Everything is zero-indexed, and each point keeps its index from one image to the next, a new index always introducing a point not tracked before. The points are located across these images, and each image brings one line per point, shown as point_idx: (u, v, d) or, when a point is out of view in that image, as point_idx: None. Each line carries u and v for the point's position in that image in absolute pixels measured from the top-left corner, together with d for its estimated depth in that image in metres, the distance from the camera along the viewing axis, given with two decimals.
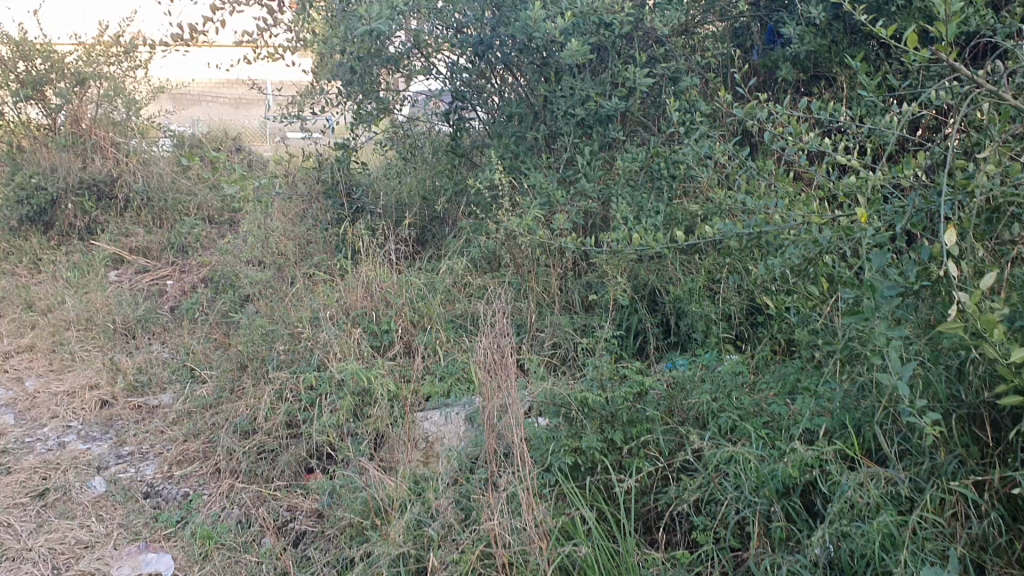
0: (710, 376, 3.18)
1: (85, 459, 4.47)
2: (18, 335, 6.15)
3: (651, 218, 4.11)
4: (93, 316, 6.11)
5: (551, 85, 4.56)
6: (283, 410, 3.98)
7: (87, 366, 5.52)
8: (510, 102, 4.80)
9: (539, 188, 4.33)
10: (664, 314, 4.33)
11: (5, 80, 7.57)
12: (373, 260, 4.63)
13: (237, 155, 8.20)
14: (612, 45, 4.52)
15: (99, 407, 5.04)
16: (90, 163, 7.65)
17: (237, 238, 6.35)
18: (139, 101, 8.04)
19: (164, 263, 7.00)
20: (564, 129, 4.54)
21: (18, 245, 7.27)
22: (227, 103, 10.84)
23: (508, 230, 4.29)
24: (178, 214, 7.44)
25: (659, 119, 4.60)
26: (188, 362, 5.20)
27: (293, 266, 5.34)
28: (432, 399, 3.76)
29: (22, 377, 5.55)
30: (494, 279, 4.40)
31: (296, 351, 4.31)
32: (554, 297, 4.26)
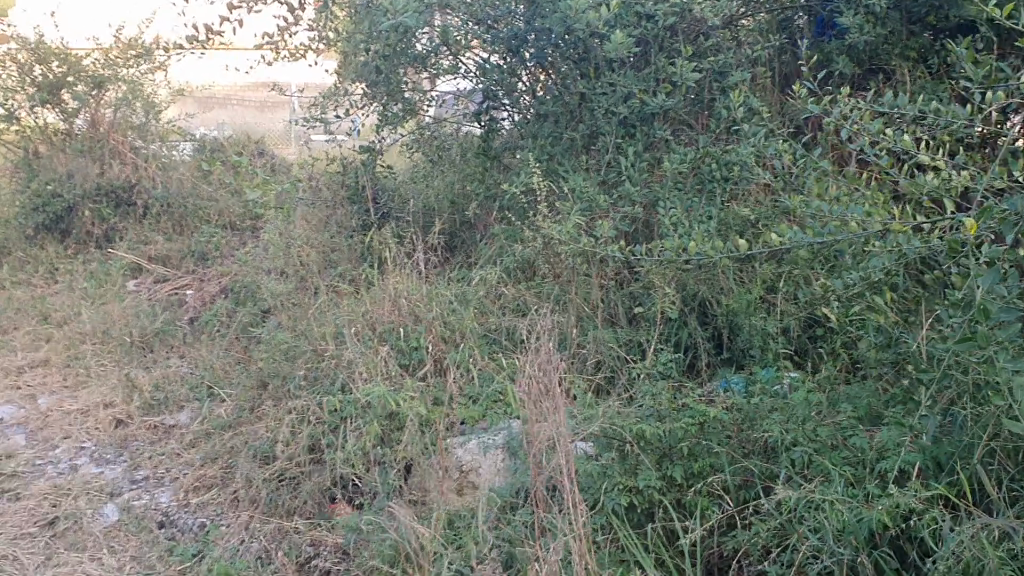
0: (780, 406, 2.88)
1: (97, 485, 4.19)
2: (33, 348, 5.92)
3: (703, 226, 3.80)
4: (110, 329, 5.87)
5: (591, 81, 4.23)
6: (306, 434, 3.70)
7: (102, 383, 5.27)
8: (544, 100, 4.48)
9: (579, 192, 3.98)
10: (716, 327, 4.02)
11: (21, 84, 7.34)
12: (401, 270, 4.34)
13: (260, 159, 7.95)
14: (656, 38, 4.21)
15: (113, 427, 4.78)
16: (109, 169, 7.42)
17: (259, 246, 6.09)
18: (159, 104, 7.80)
19: (184, 273, 6.75)
20: (604, 128, 4.19)
21: (34, 254, 7.04)
22: (250, 107, 10.60)
23: (546, 237, 3.98)
24: (199, 220, 7.20)
25: (703, 116, 4.30)
26: (206, 378, 4.93)
27: (316, 276, 5.07)
28: (467, 422, 3.47)
29: (36, 394, 5.31)
30: (530, 290, 4.09)
31: (320, 368, 4.03)
32: (596, 310, 3.94)
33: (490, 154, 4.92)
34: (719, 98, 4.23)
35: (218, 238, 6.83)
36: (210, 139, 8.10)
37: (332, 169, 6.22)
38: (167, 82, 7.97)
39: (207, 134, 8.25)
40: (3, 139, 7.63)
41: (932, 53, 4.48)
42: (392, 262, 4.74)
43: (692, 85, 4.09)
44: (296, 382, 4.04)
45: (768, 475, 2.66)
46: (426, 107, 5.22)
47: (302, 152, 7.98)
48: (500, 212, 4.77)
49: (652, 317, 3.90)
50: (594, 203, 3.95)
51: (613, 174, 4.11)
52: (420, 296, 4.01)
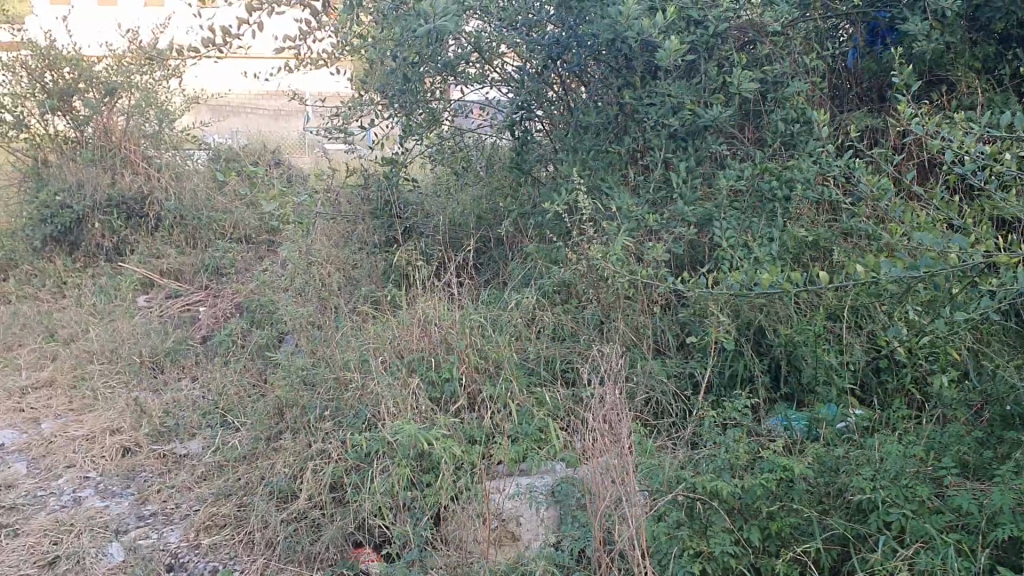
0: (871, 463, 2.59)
1: (102, 520, 3.90)
2: (38, 367, 5.64)
3: (764, 249, 3.49)
4: (118, 348, 5.59)
5: (637, 91, 3.93)
6: (328, 472, 3.38)
7: (109, 406, 4.98)
8: (585, 112, 4.20)
9: (626, 211, 3.67)
10: (773, 359, 3.70)
11: (30, 90, 7.09)
12: (431, 292, 4.03)
13: (276, 169, 7.68)
14: (708, 45, 3.92)
15: (120, 455, 4.49)
16: (120, 179, 7.16)
17: (275, 262, 5.80)
18: (173, 113, 7.54)
19: (197, 288, 6.47)
20: (652, 141, 3.89)
21: (41, 268, 6.78)
22: (267, 116, 10.34)
23: (588, 259, 3.67)
24: (212, 233, 6.92)
25: (756, 130, 4.00)
26: (219, 403, 4.63)
27: (337, 297, 4.78)
28: (505, 463, 3.15)
29: (39, 417, 5.03)
30: (570, 316, 3.78)
31: (343, 399, 3.73)
32: (643, 339, 3.62)
33: (524, 167, 4.61)
34: (775, 110, 3.92)
35: (232, 252, 6.55)
36: (226, 148, 7.84)
37: (353, 181, 5.93)
38: (182, 90, 7.71)
39: (222, 144, 7.98)
40: (11, 147, 7.38)
41: (1000, 65, 4.18)
42: (419, 283, 4.45)
43: (747, 96, 3.79)
44: (316, 412, 3.74)
45: (857, 536, 2.46)
46: (450, 115, 4.99)
47: (320, 162, 7.71)
48: (534, 230, 4.47)
49: (705, 348, 3.59)
50: (642, 222, 3.63)
51: (661, 190, 3.79)
52: (451, 317, 3.70)
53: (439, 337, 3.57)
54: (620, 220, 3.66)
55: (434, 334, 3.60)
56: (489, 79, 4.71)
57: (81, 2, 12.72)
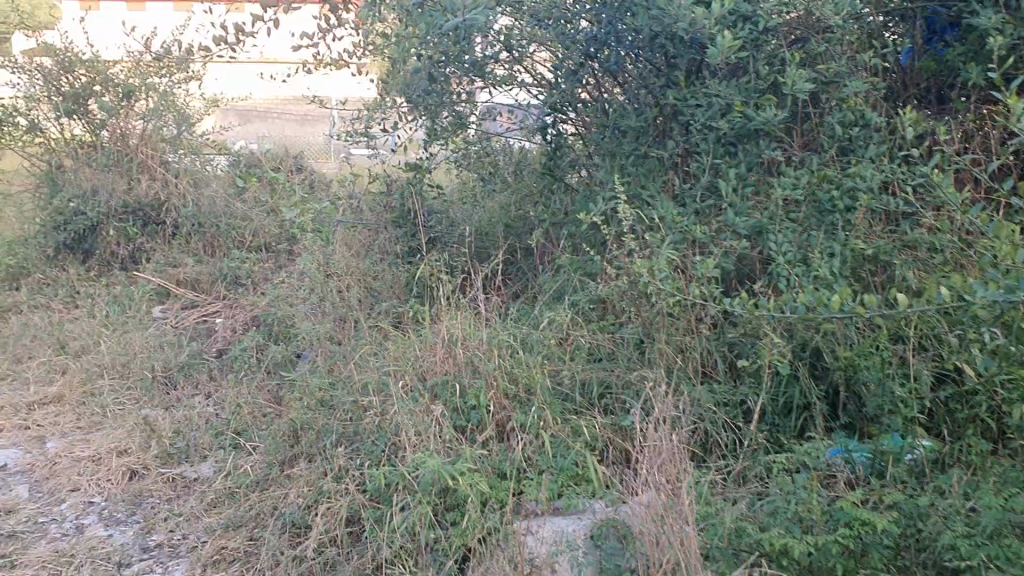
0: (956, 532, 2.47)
1: (103, 550, 3.63)
2: (47, 382, 5.41)
3: (824, 265, 3.15)
4: (130, 361, 5.34)
5: (681, 91, 3.62)
6: (343, 504, 3.08)
7: (119, 424, 4.74)
8: (624, 114, 3.89)
9: (670, 221, 3.35)
10: (831, 384, 3.38)
11: (45, 93, 6.90)
12: (456, 309, 3.74)
13: (298, 175, 7.42)
14: (759, 41, 3.59)
15: (126, 479, 4.22)
16: (136, 185, 6.94)
17: (295, 272, 5.53)
18: (193, 117, 7.31)
19: (214, 298, 6.22)
20: (698, 145, 3.57)
21: (55, 276, 6.57)
22: (291, 120, 10.11)
23: (629, 273, 3.35)
24: (231, 241, 6.67)
25: (811, 134, 3.68)
26: (232, 424, 4.36)
27: (358, 311, 4.50)
28: (537, 502, 2.83)
29: (45, 435, 4.78)
30: (608, 336, 3.47)
31: (360, 423, 3.44)
32: (688, 361, 3.30)
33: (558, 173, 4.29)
34: (833, 112, 3.59)
35: (251, 261, 6.29)
36: (246, 153, 7.60)
37: (376, 188, 5.65)
38: (202, 93, 7.48)
39: (244, 149, 7.74)
40: (26, 152, 7.18)
41: None
42: (445, 298, 4.15)
43: (803, 96, 3.46)
44: (331, 437, 3.44)
45: None
46: (475, 117, 4.73)
47: (343, 169, 7.45)
48: (568, 241, 4.16)
49: (758, 371, 3.27)
50: (688, 233, 3.30)
51: (709, 199, 3.47)
52: (479, 336, 3.39)
53: (466, 359, 3.27)
54: (665, 232, 3.35)
55: (459, 355, 3.29)
56: (519, 81, 4.44)
57: (107, 8, 12.62)
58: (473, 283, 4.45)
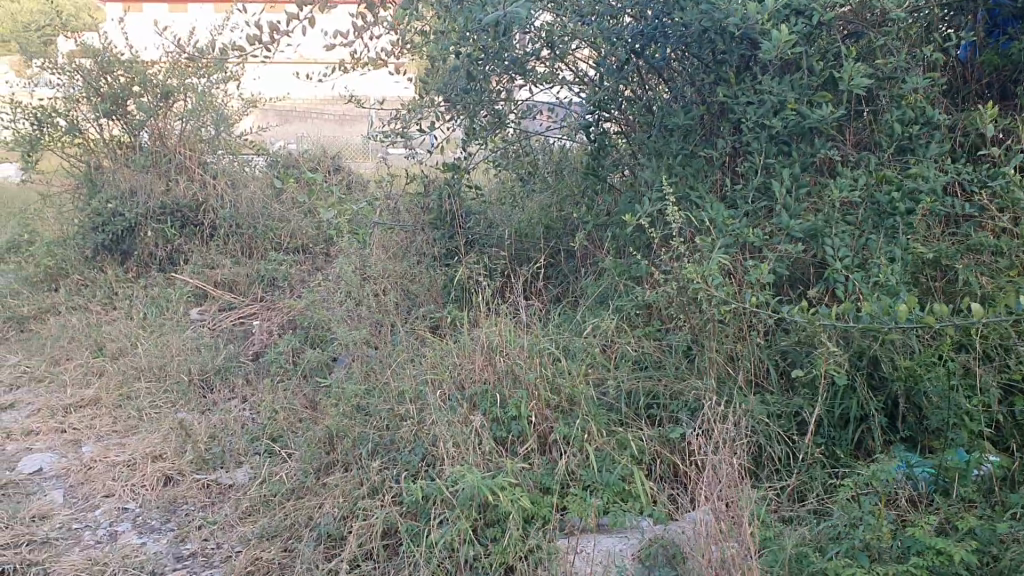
0: None
1: (136, 559, 3.55)
2: (84, 384, 5.37)
3: (886, 270, 2.98)
4: (166, 364, 5.29)
5: (731, 88, 3.47)
6: (378, 516, 2.95)
7: (155, 428, 4.68)
8: (670, 112, 3.74)
9: (720, 224, 3.19)
10: (890, 396, 3.20)
11: (84, 94, 6.82)
12: (496, 314, 3.62)
13: (336, 175, 7.35)
14: (813, 36, 3.43)
15: (161, 485, 4.15)
16: (174, 186, 6.91)
17: (331, 273, 5.45)
18: (230, 117, 7.25)
19: (251, 299, 6.16)
20: (749, 145, 3.41)
21: (93, 278, 6.55)
22: (328, 120, 10.05)
23: (677, 279, 3.21)
24: (269, 243, 6.61)
25: (868, 132, 3.50)
26: (267, 429, 4.28)
27: (395, 315, 4.40)
28: (582, 519, 2.71)
29: (81, 439, 4.73)
30: (654, 343, 3.32)
31: (397, 432, 3.33)
32: (740, 371, 3.14)
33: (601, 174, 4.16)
34: (891, 109, 3.42)
35: (288, 262, 6.22)
36: (284, 153, 7.54)
37: (414, 189, 5.55)
38: (240, 93, 7.42)
39: (281, 149, 7.69)
40: (65, 153, 7.16)
41: None
42: (485, 302, 4.04)
43: (860, 92, 3.29)
44: (368, 446, 3.34)
45: None
46: (516, 116, 4.66)
47: (381, 168, 7.36)
48: (612, 243, 4.02)
49: (813, 382, 3.12)
50: (740, 236, 3.15)
51: (760, 200, 3.31)
52: (520, 343, 3.27)
53: (506, 367, 3.14)
54: (715, 235, 3.20)
55: (500, 363, 3.17)
56: (561, 79, 4.34)
57: (147, 7, 12.66)
58: (514, 286, 4.33)
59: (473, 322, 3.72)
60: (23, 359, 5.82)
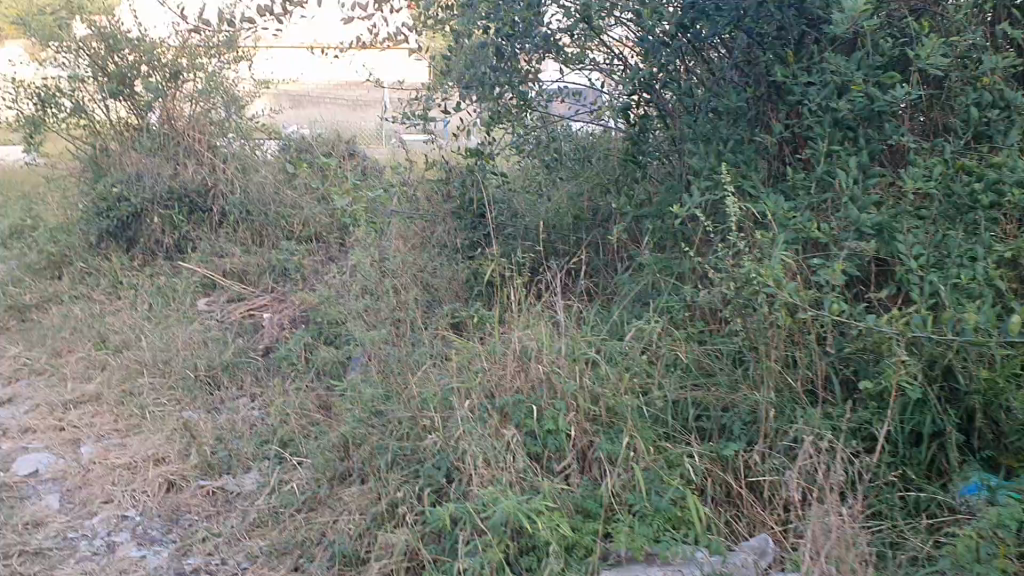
0: None
1: (134, 572, 3.27)
2: (85, 379, 5.10)
3: (968, 273, 2.67)
4: (172, 359, 5.01)
5: (790, 67, 3.14)
6: (399, 538, 2.65)
7: (158, 428, 4.40)
8: (719, 94, 3.42)
9: (780, 218, 2.88)
10: (966, 409, 2.83)
11: (90, 73, 6.55)
12: (527, 315, 3.31)
13: (350, 161, 7.05)
14: (882, 10, 3.10)
15: (163, 491, 3.87)
16: (183, 170, 6.62)
17: (346, 265, 5.15)
18: (242, 99, 6.96)
19: (261, 291, 5.87)
20: (810, 130, 3.09)
21: (97, 265, 6.28)
22: (342, 104, 9.74)
23: (731, 278, 2.89)
24: (281, 231, 6.34)
25: (938, 118, 3.18)
26: (278, 432, 3.99)
27: (416, 310, 4.10)
28: (629, 550, 2.40)
29: (80, 439, 4.46)
30: (704, 349, 3.03)
31: (419, 443, 3.03)
32: (800, 381, 2.84)
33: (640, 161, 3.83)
34: (967, 92, 3.08)
35: (301, 253, 5.93)
36: (297, 138, 7.24)
37: (434, 176, 5.25)
38: (252, 74, 7.12)
39: (294, 133, 7.39)
40: (70, 135, 6.87)
41: None
42: (512, 300, 3.73)
43: (936, 73, 2.97)
44: (387, 457, 3.04)
45: None
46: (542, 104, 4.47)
47: (397, 154, 7.06)
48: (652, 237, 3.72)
49: (881, 394, 2.80)
50: (802, 231, 2.83)
51: (823, 192, 2.99)
52: (556, 348, 2.96)
53: (542, 375, 2.84)
54: (775, 230, 2.87)
55: (534, 370, 2.87)
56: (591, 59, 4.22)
57: None
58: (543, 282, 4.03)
59: (501, 323, 3.41)
60: (23, 351, 5.56)
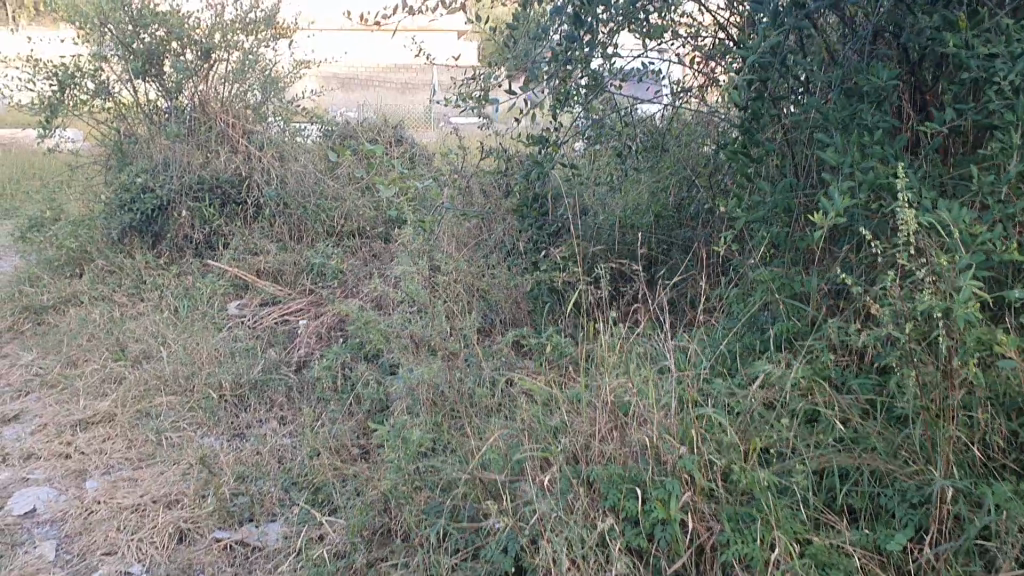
0: None
1: None
2: (98, 395, 4.51)
3: None
4: (194, 374, 4.41)
5: (962, 34, 2.42)
6: None
7: (174, 460, 3.80)
8: (857, 70, 2.71)
9: (963, 233, 2.17)
10: None
11: (114, 51, 5.94)
12: (614, 350, 2.65)
13: (398, 148, 6.44)
14: None
15: (175, 543, 3.24)
16: (214, 159, 6.02)
17: (391, 268, 4.52)
18: (280, 80, 6.36)
19: (298, 293, 5.27)
20: (991, 117, 2.37)
21: (120, 263, 5.71)
22: (390, 88, 9.13)
23: (893, 312, 2.21)
24: (321, 226, 5.76)
25: None
26: (309, 474, 3.37)
27: (472, 330, 3.44)
28: None
29: (86, 471, 3.86)
30: (851, 405, 2.35)
31: (480, 518, 2.38)
32: (987, 452, 2.13)
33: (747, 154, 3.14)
34: None
35: (340, 254, 5.32)
36: (340, 123, 6.64)
37: (491, 166, 4.59)
38: (292, 53, 6.52)
39: (337, 116, 6.78)
40: (95, 118, 6.30)
41: None
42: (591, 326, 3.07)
43: None
44: (438, 530, 2.39)
45: None
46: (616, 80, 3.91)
47: (448, 139, 6.44)
48: (764, 249, 3.03)
49: None
50: (990, 253, 2.15)
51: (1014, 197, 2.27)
52: (659, 399, 2.29)
53: (644, 440, 2.17)
54: (954, 251, 2.17)
55: (633, 432, 2.20)
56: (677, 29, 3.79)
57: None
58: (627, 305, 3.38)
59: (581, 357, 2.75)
60: (36, 359, 4.99)
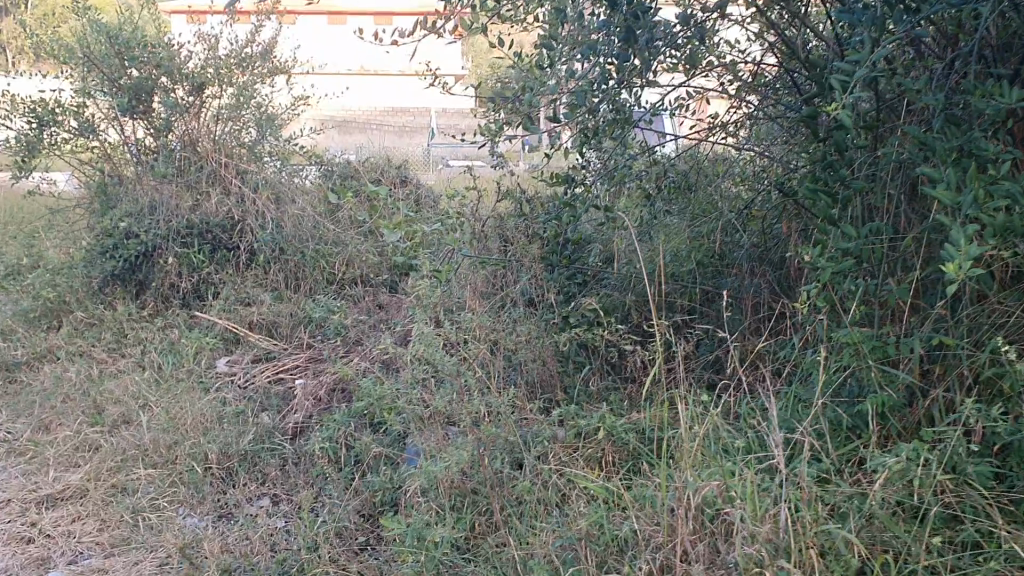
0: None
1: None
2: (69, 467, 3.96)
3: None
4: (177, 443, 3.91)
5: None
6: None
7: (152, 548, 3.28)
8: (964, 92, 2.31)
9: None
10: None
11: (98, 86, 5.48)
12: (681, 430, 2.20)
13: (403, 190, 6.05)
14: None
15: None
16: (204, 202, 5.57)
17: (399, 324, 4.08)
18: (277, 118, 5.95)
19: (294, 348, 4.81)
20: None
21: (100, 315, 5.21)
22: (389, 129, 8.75)
23: None
24: (321, 274, 5.36)
25: None
26: (308, 568, 2.88)
27: (497, 397, 2.99)
28: None
29: (50, 559, 3.33)
30: (982, 503, 2.00)
31: None
32: None
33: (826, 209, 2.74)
34: None
35: (341, 306, 4.88)
36: (340, 164, 6.23)
37: (507, 210, 4.15)
38: (290, 89, 6.11)
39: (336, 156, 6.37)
40: (75, 158, 5.82)
41: None
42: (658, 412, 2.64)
43: None
44: None
45: None
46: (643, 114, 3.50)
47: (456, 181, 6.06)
48: (845, 309, 2.62)
49: None
50: None
51: None
52: None
53: None
54: None
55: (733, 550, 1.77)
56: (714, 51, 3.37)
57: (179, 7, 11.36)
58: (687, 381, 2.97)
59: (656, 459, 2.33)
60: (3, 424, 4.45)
